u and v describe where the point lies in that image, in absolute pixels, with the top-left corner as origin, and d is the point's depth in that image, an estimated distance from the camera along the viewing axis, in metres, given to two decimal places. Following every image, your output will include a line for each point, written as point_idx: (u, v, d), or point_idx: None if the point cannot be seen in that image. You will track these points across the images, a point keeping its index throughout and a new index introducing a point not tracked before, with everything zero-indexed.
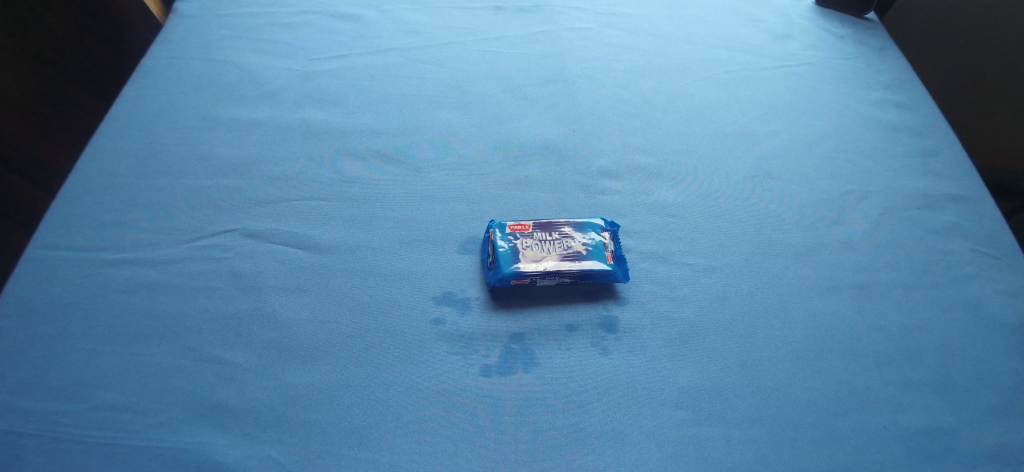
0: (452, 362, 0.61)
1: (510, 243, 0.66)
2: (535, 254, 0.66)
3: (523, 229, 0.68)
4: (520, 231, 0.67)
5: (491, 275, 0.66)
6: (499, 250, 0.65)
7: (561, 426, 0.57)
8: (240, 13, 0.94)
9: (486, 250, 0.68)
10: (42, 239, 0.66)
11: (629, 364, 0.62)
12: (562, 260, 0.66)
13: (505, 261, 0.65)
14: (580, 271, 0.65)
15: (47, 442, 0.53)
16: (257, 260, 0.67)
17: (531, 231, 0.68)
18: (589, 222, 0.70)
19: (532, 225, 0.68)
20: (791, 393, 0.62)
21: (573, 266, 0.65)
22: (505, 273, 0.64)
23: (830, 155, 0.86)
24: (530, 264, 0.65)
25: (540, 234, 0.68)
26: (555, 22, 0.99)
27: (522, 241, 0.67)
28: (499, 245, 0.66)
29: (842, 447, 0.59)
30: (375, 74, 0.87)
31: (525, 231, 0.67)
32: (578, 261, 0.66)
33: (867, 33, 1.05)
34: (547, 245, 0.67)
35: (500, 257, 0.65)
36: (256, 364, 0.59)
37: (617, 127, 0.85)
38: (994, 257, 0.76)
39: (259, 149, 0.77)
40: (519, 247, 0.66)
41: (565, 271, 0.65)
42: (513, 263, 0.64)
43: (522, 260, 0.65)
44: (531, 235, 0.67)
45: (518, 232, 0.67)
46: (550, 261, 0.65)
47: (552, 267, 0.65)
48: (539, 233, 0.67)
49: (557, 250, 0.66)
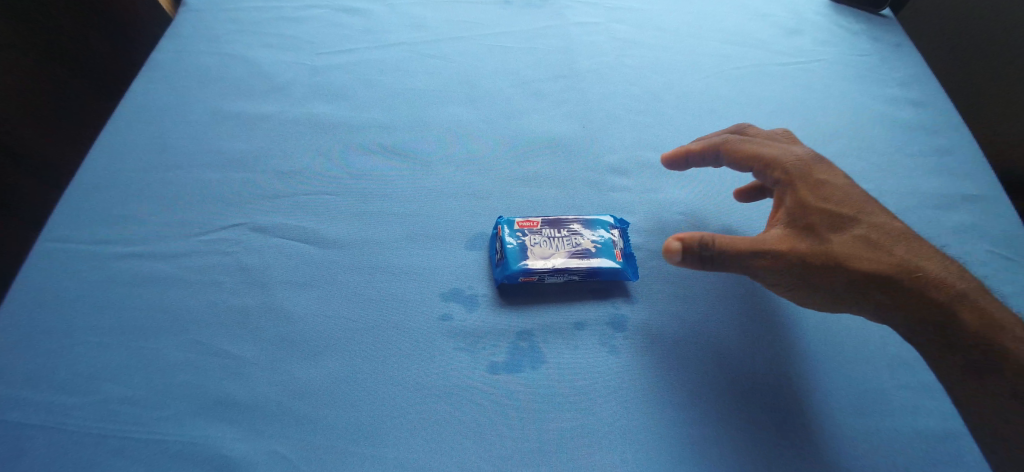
0: (459, 359, 0.60)
1: (518, 240, 0.66)
2: (544, 251, 0.65)
3: (532, 225, 0.67)
4: (528, 228, 0.67)
5: (499, 271, 0.65)
6: (507, 246, 0.65)
7: (568, 425, 0.57)
8: (246, 6, 0.93)
9: (494, 246, 0.68)
10: (51, 232, 0.66)
11: (637, 363, 0.62)
12: (571, 258, 0.65)
13: (512, 258, 0.65)
14: (589, 268, 0.65)
15: (54, 435, 0.54)
16: (265, 254, 0.67)
17: (540, 227, 0.67)
18: (597, 219, 0.69)
19: (540, 221, 0.68)
20: (802, 394, 0.61)
21: (581, 263, 0.65)
22: (512, 270, 0.64)
23: (844, 153, 0.85)
24: (538, 261, 0.65)
25: (548, 231, 0.67)
26: (564, 17, 0.98)
27: (530, 238, 0.66)
28: (507, 242, 0.66)
29: (854, 450, 0.58)
30: (383, 68, 0.87)
31: (534, 228, 0.67)
32: (587, 258, 0.65)
33: (882, 29, 1.04)
34: (555, 241, 0.66)
35: (507, 254, 0.65)
36: (262, 359, 0.59)
37: (627, 124, 0.84)
38: (1011, 258, 0.75)
39: (266, 143, 0.77)
40: (527, 244, 0.66)
41: (573, 268, 0.65)
42: (520, 261, 0.64)
43: (530, 257, 0.65)
44: (540, 232, 0.67)
45: (527, 229, 0.67)
46: (559, 258, 0.65)
47: (560, 265, 0.65)
48: (546, 230, 0.67)
49: (565, 247, 0.66)
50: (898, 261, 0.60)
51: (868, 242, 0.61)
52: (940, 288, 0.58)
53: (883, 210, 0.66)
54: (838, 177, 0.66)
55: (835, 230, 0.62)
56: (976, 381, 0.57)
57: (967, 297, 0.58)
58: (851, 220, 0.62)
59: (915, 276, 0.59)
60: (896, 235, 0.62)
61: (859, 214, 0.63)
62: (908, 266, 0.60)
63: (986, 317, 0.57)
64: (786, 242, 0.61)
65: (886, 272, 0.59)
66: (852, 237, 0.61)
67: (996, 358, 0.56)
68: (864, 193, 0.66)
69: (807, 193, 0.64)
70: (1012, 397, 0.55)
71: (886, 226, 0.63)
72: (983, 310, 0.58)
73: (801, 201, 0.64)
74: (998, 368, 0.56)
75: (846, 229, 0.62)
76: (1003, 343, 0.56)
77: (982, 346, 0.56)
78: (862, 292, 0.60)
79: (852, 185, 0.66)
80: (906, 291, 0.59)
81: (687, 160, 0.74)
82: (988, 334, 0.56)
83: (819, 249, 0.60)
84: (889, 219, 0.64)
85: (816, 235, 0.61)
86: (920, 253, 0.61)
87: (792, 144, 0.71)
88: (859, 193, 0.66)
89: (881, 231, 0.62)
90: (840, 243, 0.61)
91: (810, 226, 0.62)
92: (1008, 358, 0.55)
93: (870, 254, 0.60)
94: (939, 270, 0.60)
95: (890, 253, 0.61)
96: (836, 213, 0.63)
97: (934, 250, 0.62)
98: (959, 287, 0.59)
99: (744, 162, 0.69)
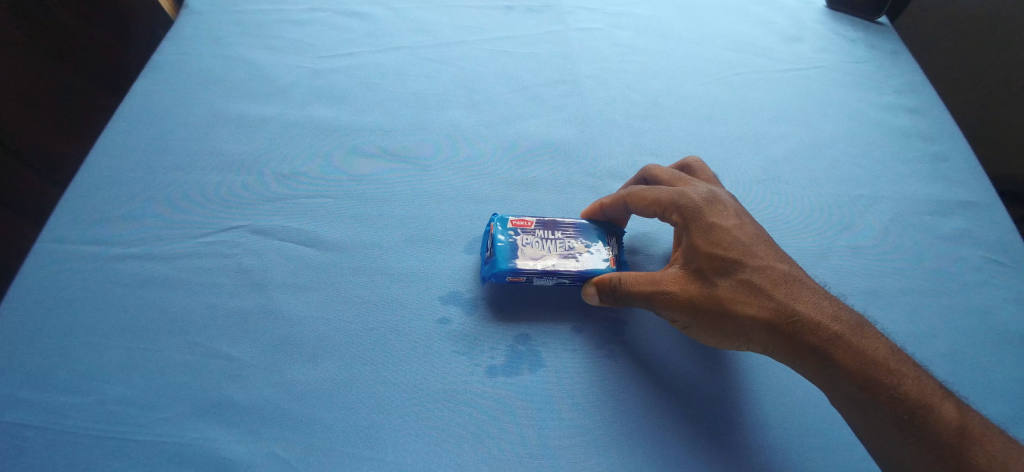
0: (457, 362, 0.60)
1: (510, 239, 0.64)
2: (535, 252, 0.64)
3: (526, 225, 0.65)
4: (521, 227, 0.65)
5: (487, 269, 0.64)
6: (497, 245, 0.64)
7: (564, 428, 0.58)
8: (247, 8, 0.93)
9: (486, 244, 0.67)
10: (50, 232, 0.66)
11: (635, 366, 0.62)
12: (562, 260, 0.64)
13: (503, 257, 0.63)
14: (580, 273, 0.64)
15: (50, 436, 0.54)
16: (265, 257, 0.67)
17: (534, 227, 0.65)
18: (593, 223, 0.68)
19: (535, 221, 0.66)
20: (797, 398, 0.62)
21: (572, 266, 0.64)
22: (501, 269, 0.63)
23: (841, 160, 0.85)
24: (528, 261, 0.63)
25: (542, 232, 0.65)
26: (564, 22, 0.98)
27: (523, 238, 0.65)
28: (498, 240, 0.64)
29: (848, 454, 0.59)
30: (384, 72, 0.87)
31: (527, 228, 0.65)
32: (578, 262, 0.64)
33: (880, 37, 1.05)
34: (549, 242, 0.65)
35: (498, 253, 0.63)
36: (262, 361, 0.59)
37: (626, 129, 0.85)
38: (1006, 265, 0.75)
39: (267, 146, 0.77)
40: (519, 243, 0.64)
41: (564, 271, 0.63)
42: (510, 261, 0.63)
43: (520, 258, 0.63)
44: (533, 232, 0.65)
45: (520, 228, 0.65)
46: (550, 260, 0.64)
47: (550, 266, 0.63)
48: (540, 229, 0.65)
49: (557, 249, 0.65)
50: (780, 306, 0.58)
51: (748, 286, 0.59)
52: (820, 332, 0.57)
53: (773, 247, 0.62)
54: (722, 214, 0.62)
55: (720, 274, 0.59)
56: (869, 428, 0.55)
57: (857, 342, 0.56)
58: (735, 263, 0.60)
59: (784, 319, 0.58)
60: (785, 275, 0.60)
61: (737, 254, 0.60)
62: (788, 311, 0.58)
63: (870, 359, 0.55)
64: (670, 287, 0.60)
65: (766, 319, 0.58)
66: (732, 281, 0.59)
67: (881, 404, 0.54)
68: (753, 228, 0.63)
69: (703, 234, 0.61)
70: (920, 450, 0.53)
71: (756, 265, 0.60)
72: (864, 353, 0.55)
73: (689, 243, 0.61)
74: (894, 418, 0.54)
75: (730, 274, 0.59)
76: (898, 391, 0.54)
77: (874, 394, 0.54)
78: (750, 336, 0.59)
79: (733, 221, 0.62)
80: (787, 337, 0.58)
81: (602, 213, 0.68)
82: (879, 377, 0.54)
83: (708, 295, 0.59)
84: (774, 260, 0.61)
85: (702, 279, 0.60)
86: (811, 294, 0.59)
87: (687, 183, 0.66)
88: (749, 231, 0.62)
89: (777, 273, 0.60)
90: (726, 288, 0.59)
91: (696, 269, 0.60)
92: (907, 403, 0.53)
93: (750, 300, 0.58)
94: (817, 313, 0.58)
95: (772, 298, 0.58)
96: (723, 256, 0.60)
97: (818, 291, 0.60)
98: (836, 329, 0.57)
99: (643, 210, 0.65)
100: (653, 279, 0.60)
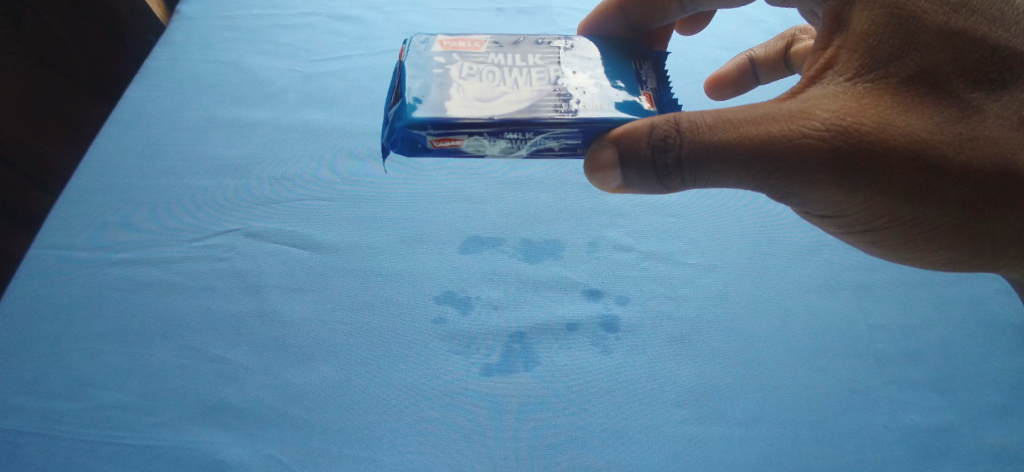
0: (452, 361, 0.61)
1: (440, 80, 0.52)
2: (489, 95, 0.52)
3: (474, 63, 0.55)
4: (467, 65, 0.54)
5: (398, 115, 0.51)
6: (411, 89, 0.51)
7: (561, 426, 0.58)
8: (240, 14, 0.93)
9: (396, 88, 0.54)
10: (46, 239, 0.66)
11: (630, 364, 0.62)
12: (541, 104, 0.52)
13: (414, 101, 0.51)
14: (578, 122, 0.52)
15: (47, 442, 0.54)
16: (258, 260, 0.67)
17: (488, 66, 0.55)
18: (585, 64, 0.57)
19: (489, 59, 0.55)
20: (791, 391, 0.63)
21: (556, 115, 0.52)
22: (414, 118, 0.50)
23: None
24: (466, 107, 0.51)
25: (496, 71, 0.54)
26: (556, 24, 0.98)
27: (467, 78, 0.53)
28: (411, 85, 0.52)
29: (842, 446, 0.60)
30: (376, 75, 0.88)
31: (477, 65, 0.54)
32: (570, 106, 0.53)
33: None
34: (498, 83, 0.53)
35: (410, 98, 0.51)
36: (257, 364, 0.60)
37: None
38: None
39: (261, 150, 0.77)
40: (462, 84, 0.52)
41: (546, 121, 0.51)
42: (432, 109, 0.50)
43: (458, 101, 0.51)
44: (486, 71, 0.54)
45: (460, 67, 0.54)
46: (514, 104, 0.52)
47: (504, 114, 0.51)
48: (480, 67, 0.54)
49: (526, 92, 0.53)
50: None
51: None
52: None
53: None
54: None
55: (958, 90, 0.48)
56: None
57: None
58: (986, 73, 0.49)
59: None
60: None
61: (976, 61, 0.49)
62: None
63: None
64: (875, 120, 0.47)
65: None
66: None
67: None
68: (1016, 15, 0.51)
69: (975, 40, 0.49)
70: None
71: None
72: None
73: (902, 42, 0.49)
74: None
75: None
76: None
77: None
78: None
79: (948, 11, 0.50)
80: None
81: (622, 13, 0.64)
82: None
83: (960, 133, 0.47)
84: None
85: (937, 102, 0.48)
86: None
87: None
88: (989, 18, 0.50)
89: None
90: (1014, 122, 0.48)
91: (940, 87, 0.48)
92: None
93: None
94: None
95: None
96: (970, 65, 0.49)
97: None
98: None
99: None
100: (828, 110, 0.47)
